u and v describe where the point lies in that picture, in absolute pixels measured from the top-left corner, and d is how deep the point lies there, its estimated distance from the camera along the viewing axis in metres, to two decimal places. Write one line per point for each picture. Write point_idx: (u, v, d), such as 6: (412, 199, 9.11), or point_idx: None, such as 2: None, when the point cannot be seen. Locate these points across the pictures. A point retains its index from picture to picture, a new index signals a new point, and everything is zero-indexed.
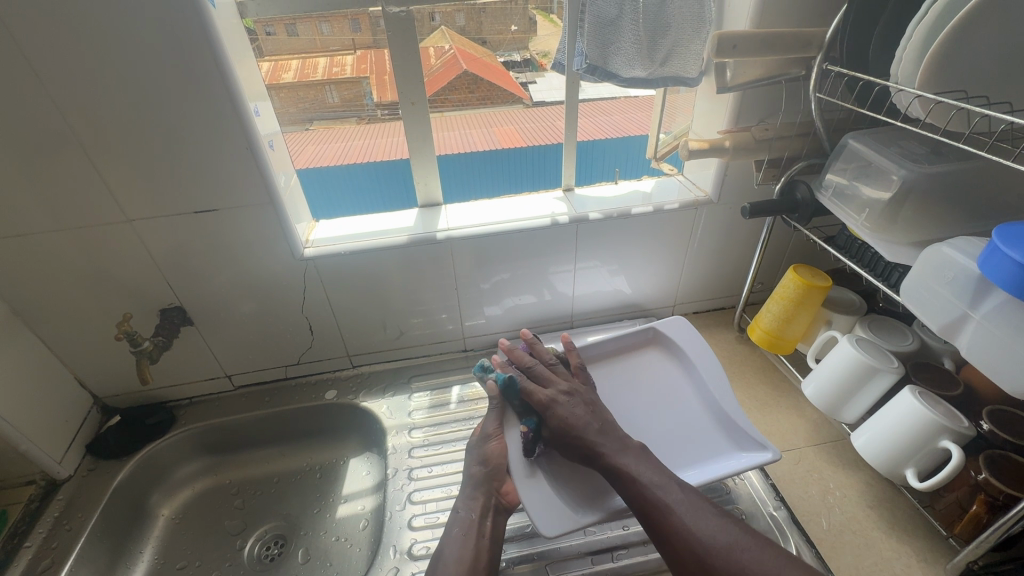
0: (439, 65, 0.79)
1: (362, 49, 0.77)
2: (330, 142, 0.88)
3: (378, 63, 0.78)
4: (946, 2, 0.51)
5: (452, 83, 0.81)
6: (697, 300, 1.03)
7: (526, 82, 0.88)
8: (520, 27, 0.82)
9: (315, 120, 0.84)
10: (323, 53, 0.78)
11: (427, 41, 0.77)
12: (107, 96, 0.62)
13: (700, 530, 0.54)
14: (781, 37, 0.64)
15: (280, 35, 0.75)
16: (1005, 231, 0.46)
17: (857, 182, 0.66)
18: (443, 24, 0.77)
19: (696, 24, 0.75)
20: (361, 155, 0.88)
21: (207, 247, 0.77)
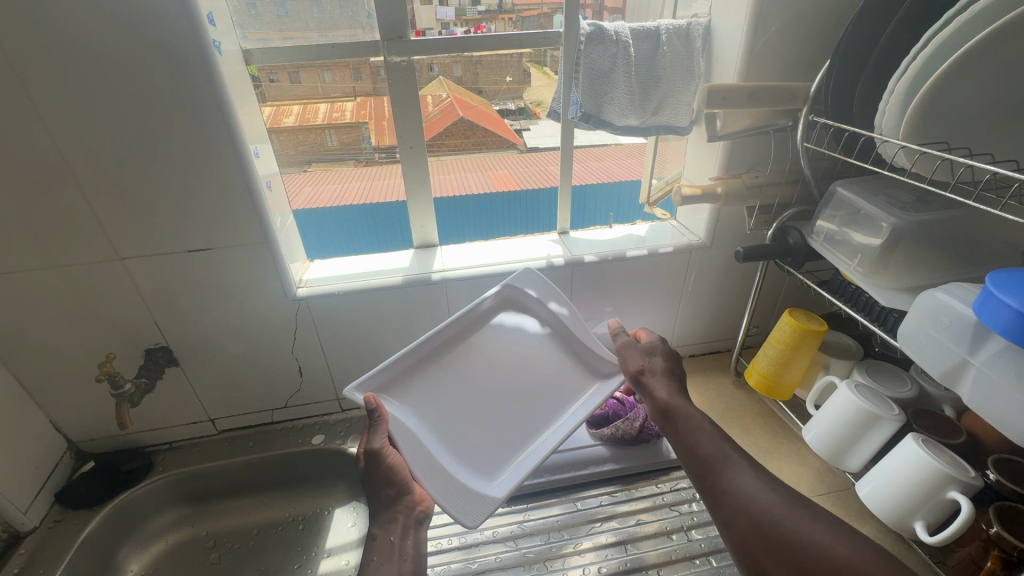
0: (437, 112, 0.82)
1: (362, 96, 0.79)
2: (328, 184, 0.89)
3: (378, 109, 0.80)
4: (923, 62, 0.54)
5: (449, 128, 0.85)
6: (694, 343, 1.02)
7: (520, 129, 0.90)
8: (514, 78, 0.83)
9: (314, 162, 0.86)
10: (324, 99, 0.79)
11: (425, 90, 0.79)
12: (108, 137, 0.63)
13: (756, 500, 0.51)
14: (767, 90, 0.66)
15: (283, 82, 0.76)
16: (998, 277, 0.46)
17: (847, 229, 0.68)
18: (441, 75, 0.79)
19: (685, 78, 0.78)
20: (358, 197, 0.89)
21: (196, 287, 0.76)
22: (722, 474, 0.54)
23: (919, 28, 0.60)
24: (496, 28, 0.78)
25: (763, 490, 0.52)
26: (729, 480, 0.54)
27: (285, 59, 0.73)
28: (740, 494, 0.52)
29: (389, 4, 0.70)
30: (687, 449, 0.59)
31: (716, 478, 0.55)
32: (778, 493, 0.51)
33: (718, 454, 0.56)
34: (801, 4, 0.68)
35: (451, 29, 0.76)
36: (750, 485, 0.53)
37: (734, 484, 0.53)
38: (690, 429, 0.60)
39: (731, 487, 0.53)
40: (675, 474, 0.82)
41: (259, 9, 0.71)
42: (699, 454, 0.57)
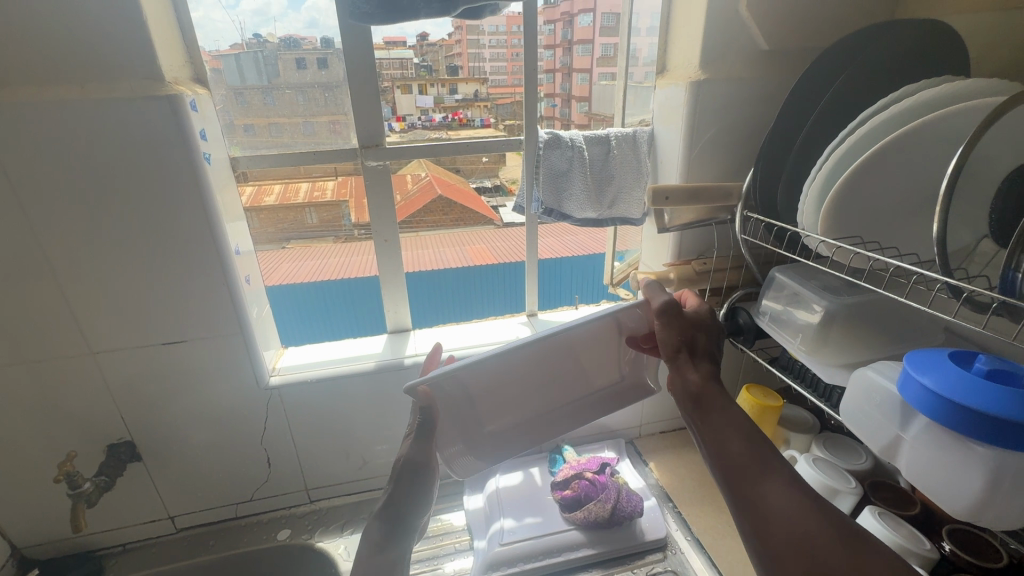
0: (416, 189, 0.89)
1: (344, 174, 0.83)
2: (309, 259, 0.99)
3: (357, 188, 0.84)
4: (826, 173, 0.62)
5: (427, 205, 0.93)
6: (663, 419, 1.04)
7: (496, 205, 0.98)
8: (491, 158, 0.89)
9: (293, 239, 0.93)
10: (305, 178, 0.83)
11: (404, 168, 0.85)
12: (93, 239, 0.66)
13: (787, 511, 0.42)
14: (705, 190, 0.75)
15: (266, 162, 0.79)
16: (915, 358, 0.52)
17: (790, 309, 0.74)
18: (422, 156, 0.83)
19: (635, 177, 0.87)
20: (339, 270, 1.01)
21: (168, 378, 0.76)
22: (755, 483, 0.45)
23: (826, 137, 0.68)
24: (473, 113, 0.87)
25: (806, 507, 0.42)
26: (766, 491, 0.44)
27: (269, 144, 0.79)
28: (778, 511, 0.42)
29: (369, 119, 0.78)
30: (719, 449, 0.48)
31: (748, 483, 0.45)
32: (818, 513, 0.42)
33: (754, 458, 0.46)
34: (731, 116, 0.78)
35: (430, 115, 0.84)
36: (788, 499, 0.43)
37: (771, 496, 0.43)
38: (724, 428, 0.49)
39: (766, 499, 0.43)
40: (650, 559, 0.80)
41: (247, 99, 0.77)
42: (734, 457, 0.47)
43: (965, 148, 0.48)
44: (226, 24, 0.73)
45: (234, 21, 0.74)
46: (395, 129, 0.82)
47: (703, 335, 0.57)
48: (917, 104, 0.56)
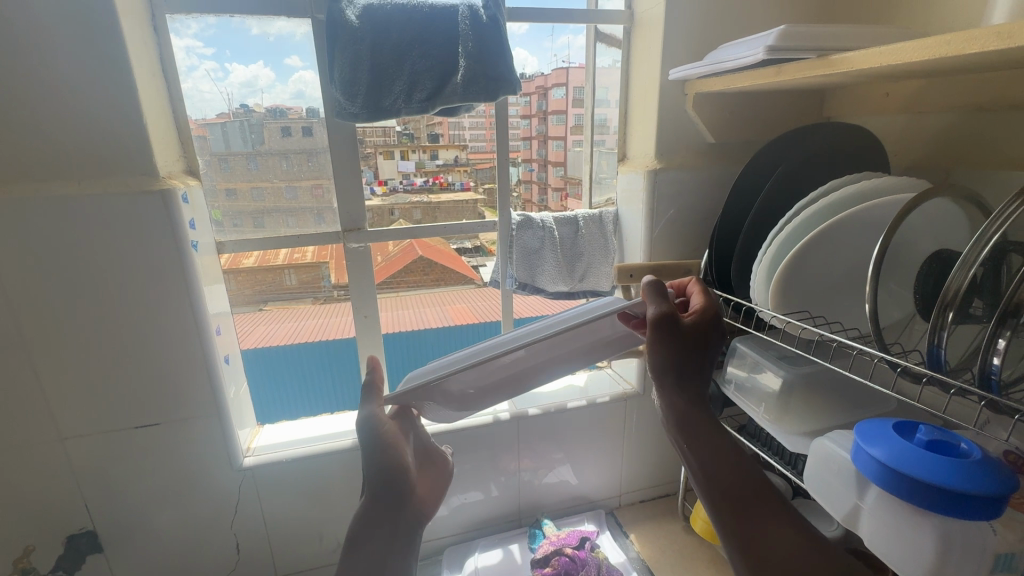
0: (396, 251, 0.91)
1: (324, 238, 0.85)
2: (283, 323, 1.00)
3: (337, 252, 0.86)
4: (768, 260, 0.67)
5: (407, 265, 0.95)
6: (642, 487, 1.05)
7: (476, 265, 0.98)
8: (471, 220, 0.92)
9: (270, 301, 0.90)
10: (286, 242, 0.83)
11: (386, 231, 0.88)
12: (73, 325, 0.67)
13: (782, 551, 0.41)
14: (666, 268, 0.80)
15: (247, 228, 0.82)
16: (865, 430, 0.55)
17: (753, 377, 0.77)
18: (401, 218, 0.89)
19: (603, 253, 0.94)
20: (317, 333, 1.04)
21: (137, 463, 0.75)
22: (749, 527, 0.43)
23: (771, 220, 0.74)
24: (453, 177, 0.90)
25: (801, 549, 0.41)
26: (762, 535, 0.42)
27: (249, 207, 0.81)
28: (775, 553, 0.41)
29: (352, 204, 0.82)
30: (712, 486, 0.45)
31: (746, 520, 0.43)
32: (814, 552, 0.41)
33: (750, 497, 0.44)
34: (687, 199, 0.86)
35: (411, 179, 0.89)
36: (786, 543, 0.42)
37: (768, 539, 0.42)
38: (716, 462, 0.46)
39: (762, 542, 0.42)
40: None
41: (230, 164, 0.79)
42: (727, 495, 0.44)
43: (884, 238, 0.55)
44: (214, 95, 0.76)
45: (223, 92, 0.76)
46: (377, 192, 0.86)
47: (701, 347, 0.49)
48: (842, 198, 0.63)
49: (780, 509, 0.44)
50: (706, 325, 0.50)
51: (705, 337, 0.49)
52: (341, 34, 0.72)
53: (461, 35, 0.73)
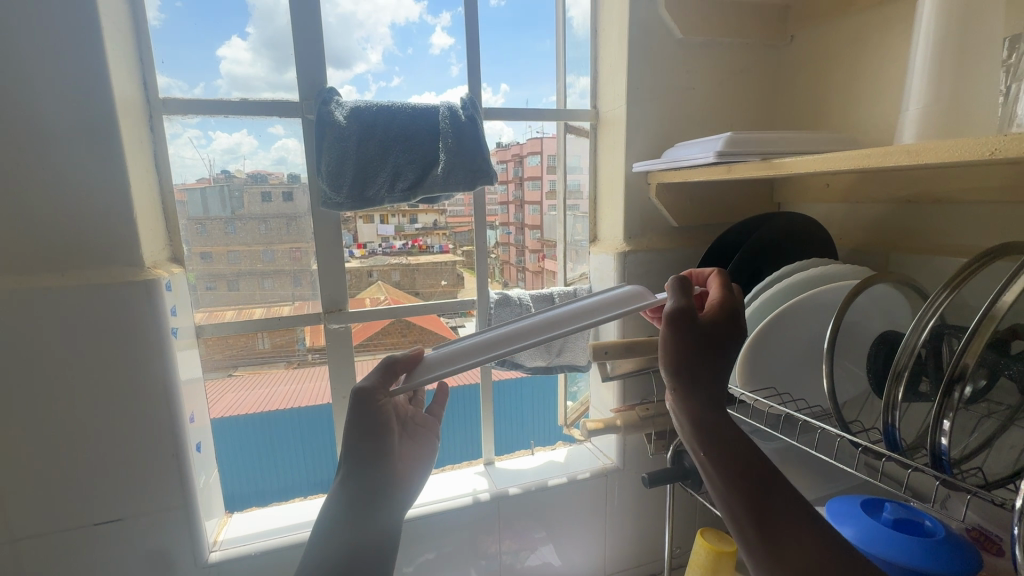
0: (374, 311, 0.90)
1: (301, 299, 0.86)
2: (252, 389, 0.87)
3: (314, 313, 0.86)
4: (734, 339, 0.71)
5: (385, 328, 0.91)
6: (626, 567, 1.02)
7: (456, 325, 0.96)
8: (449, 281, 0.94)
9: (240, 366, 0.86)
10: (261, 304, 0.84)
11: (364, 292, 0.89)
12: (38, 417, 0.64)
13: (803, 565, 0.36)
14: (638, 344, 0.84)
15: (220, 291, 0.83)
16: (835, 509, 0.57)
17: None
18: (379, 279, 0.90)
19: (579, 327, 0.95)
20: (287, 401, 0.88)
21: (93, 562, 0.70)
22: (767, 547, 0.37)
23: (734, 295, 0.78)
24: (432, 241, 0.92)
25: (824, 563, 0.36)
26: (781, 556, 0.37)
27: (225, 270, 0.82)
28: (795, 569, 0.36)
29: (335, 286, 0.85)
30: (727, 498, 0.39)
31: (761, 530, 0.38)
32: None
33: (771, 511, 0.38)
34: (655, 277, 0.91)
35: (390, 242, 0.90)
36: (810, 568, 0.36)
37: (785, 555, 0.37)
38: (732, 472, 0.39)
39: (778, 563, 0.37)
40: None
41: (208, 228, 0.80)
42: (743, 509, 0.39)
43: (835, 320, 0.60)
44: (196, 161, 0.78)
45: (205, 158, 0.79)
46: (355, 254, 0.88)
47: (716, 338, 0.41)
48: (796, 282, 0.69)
49: (806, 526, 0.37)
50: (721, 313, 0.42)
51: (722, 324, 0.42)
52: (328, 130, 0.76)
53: (443, 133, 0.80)
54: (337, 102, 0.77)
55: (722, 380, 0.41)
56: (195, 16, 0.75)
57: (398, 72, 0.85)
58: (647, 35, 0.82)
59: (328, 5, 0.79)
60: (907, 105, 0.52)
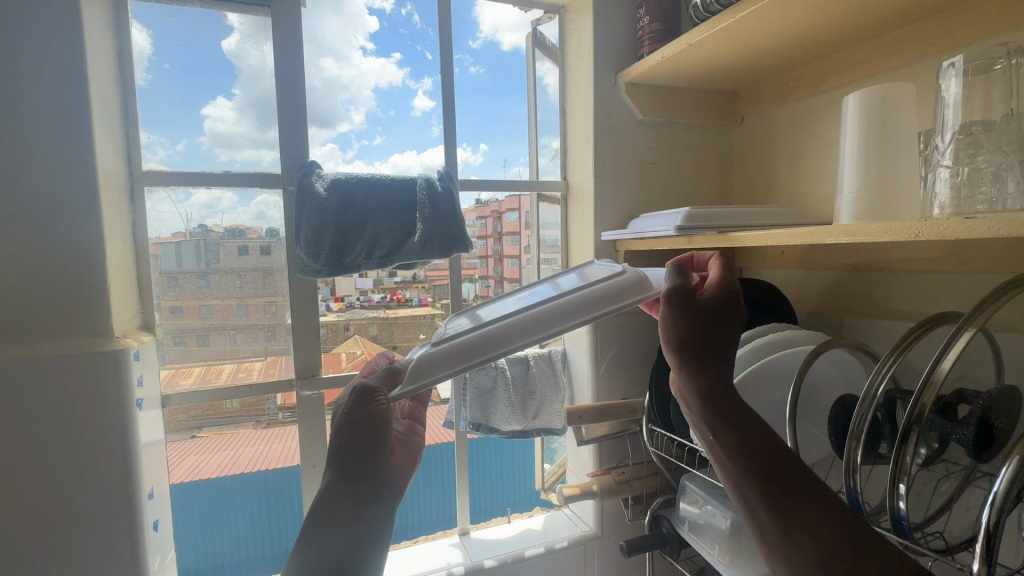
0: (350, 366, 0.90)
1: (274, 355, 0.86)
2: (217, 451, 0.85)
3: (287, 366, 0.86)
4: None
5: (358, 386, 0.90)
6: None
7: None
8: (427, 334, 0.95)
9: (205, 426, 0.83)
10: (231, 359, 0.83)
11: (339, 347, 0.89)
12: None
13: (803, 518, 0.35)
14: (612, 407, 0.85)
15: (189, 345, 0.82)
16: None
17: (707, 513, 0.73)
18: (356, 333, 0.90)
19: (554, 389, 0.97)
20: (253, 463, 0.86)
21: None
22: (776, 519, 0.36)
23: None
24: (410, 294, 0.93)
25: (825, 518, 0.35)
26: (790, 527, 0.35)
27: (194, 324, 0.82)
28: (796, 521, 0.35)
29: (309, 352, 0.85)
30: (735, 471, 0.39)
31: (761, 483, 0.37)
32: (861, 551, 0.33)
33: (783, 482, 0.37)
34: (626, 339, 0.93)
35: (368, 295, 0.90)
36: (819, 525, 0.35)
37: (784, 506, 0.36)
38: (739, 443, 0.39)
39: (789, 536, 0.35)
40: None
41: (180, 282, 0.81)
42: (752, 481, 0.38)
43: (796, 382, 0.62)
44: (172, 215, 0.80)
45: (182, 212, 0.80)
46: (332, 307, 0.88)
47: (715, 315, 0.45)
48: (755, 348, 0.72)
49: (821, 498, 0.36)
50: (716, 294, 0.46)
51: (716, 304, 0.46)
52: (308, 201, 0.79)
53: (419, 204, 0.83)
54: (317, 174, 0.80)
55: (722, 358, 0.44)
56: (182, 79, 0.78)
57: (380, 131, 0.88)
58: (610, 115, 0.89)
59: (315, 68, 0.84)
60: (843, 189, 0.57)
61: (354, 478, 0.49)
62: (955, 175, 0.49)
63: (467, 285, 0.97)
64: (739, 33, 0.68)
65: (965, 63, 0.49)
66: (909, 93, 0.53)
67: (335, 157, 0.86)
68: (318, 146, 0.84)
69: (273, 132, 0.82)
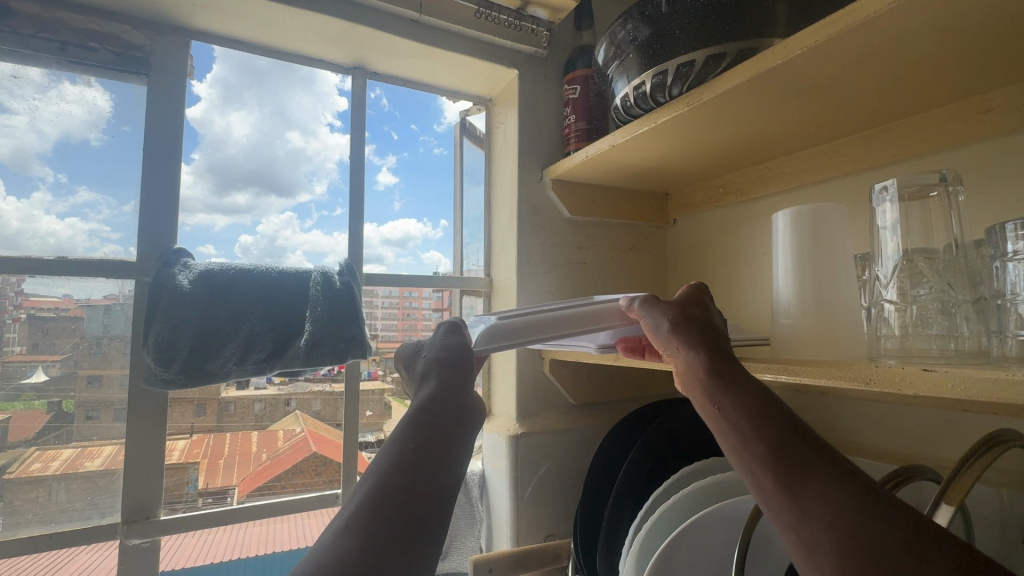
0: (286, 447, 0.78)
1: (201, 433, 0.72)
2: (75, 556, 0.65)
3: (217, 445, 0.73)
4: (636, 556, 0.59)
5: (298, 465, 0.79)
6: None
7: None
8: (376, 411, 0.86)
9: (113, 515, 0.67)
10: None
11: (278, 423, 0.78)
12: None
13: (811, 477, 0.29)
14: (531, 555, 0.69)
15: (103, 420, 0.67)
16: None
17: None
18: (297, 408, 0.80)
19: (469, 521, 0.83)
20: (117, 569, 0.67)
21: None
22: (779, 490, 0.29)
23: (642, 488, 0.69)
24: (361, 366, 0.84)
25: (838, 476, 0.28)
26: (799, 496, 0.29)
27: (114, 398, 0.67)
28: (807, 479, 0.29)
29: (141, 487, 0.67)
30: (731, 441, 0.33)
31: (764, 444, 0.31)
32: (882, 522, 0.26)
33: (792, 439, 0.31)
34: (561, 458, 0.81)
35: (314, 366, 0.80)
36: (830, 484, 0.28)
37: (795, 466, 0.30)
38: (732, 404, 0.34)
39: (798, 505, 0.28)
40: None
41: (104, 349, 0.68)
42: (755, 442, 0.32)
43: (745, 533, 0.50)
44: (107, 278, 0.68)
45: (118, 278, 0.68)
46: (272, 381, 0.78)
47: (701, 309, 0.44)
48: (705, 489, 0.60)
49: (838, 463, 0.29)
50: (692, 292, 0.47)
51: (697, 300, 0.46)
52: (165, 295, 0.64)
53: (312, 299, 0.71)
54: (183, 264, 0.67)
55: (719, 336, 0.41)
56: None
57: (342, 202, 0.82)
58: (535, 212, 0.83)
59: (279, 140, 0.80)
60: (777, 314, 0.50)
61: (445, 403, 0.39)
62: (902, 312, 0.43)
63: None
64: (658, 142, 0.66)
65: (898, 188, 0.44)
66: (841, 214, 0.48)
67: (292, 226, 0.80)
68: (276, 214, 0.79)
69: (237, 196, 0.77)
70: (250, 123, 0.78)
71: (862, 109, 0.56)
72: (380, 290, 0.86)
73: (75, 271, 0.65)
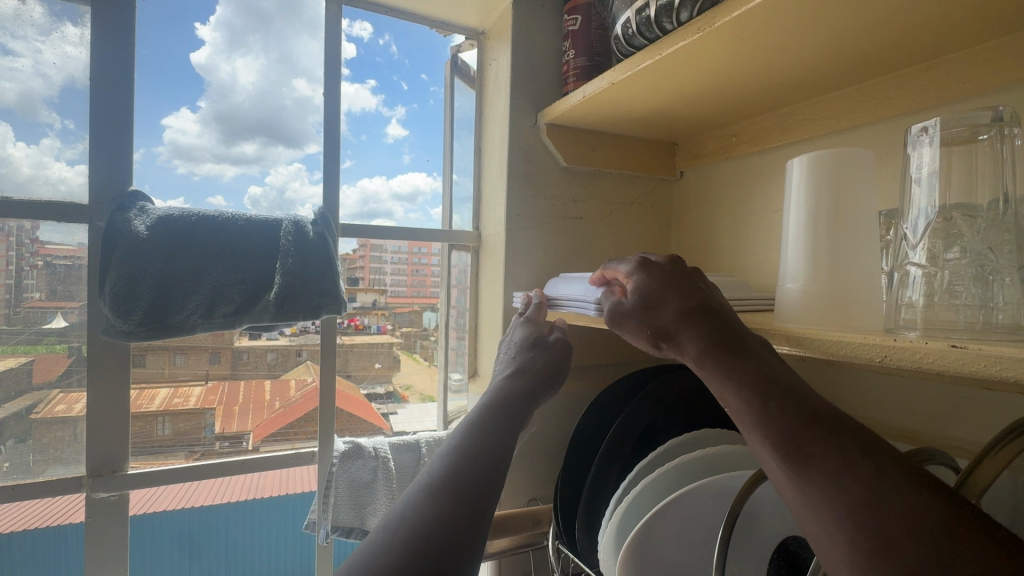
0: (298, 396, 0.78)
1: (216, 380, 0.73)
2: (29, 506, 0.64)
3: (231, 393, 0.74)
4: (614, 527, 0.55)
5: (311, 413, 0.79)
6: None
7: (387, 412, 0.84)
8: (384, 363, 0.84)
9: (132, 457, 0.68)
10: (168, 383, 0.69)
11: (290, 372, 0.78)
12: None
13: (815, 474, 0.28)
14: (511, 519, 0.67)
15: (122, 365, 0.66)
16: None
17: None
18: (308, 358, 0.79)
19: None
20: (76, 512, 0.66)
21: None
22: (797, 491, 0.29)
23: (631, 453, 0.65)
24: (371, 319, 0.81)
25: (842, 472, 0.28)
26: (811, 500, 0.28)
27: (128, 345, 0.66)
28: (813, 480, 0.28)
29: (101, 448, 0.64)
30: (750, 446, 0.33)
31: (769, 445, 0.31)
32: (898, 521, 0.25)
33: (791, 435, 0.30)
34: (552, 421, 0.78)
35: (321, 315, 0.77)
36: (834, 484, 0.28)
37: (799, 463, 0.29)
38: (743, 408, 0.33)
39: (812, 509, 0.28)
40: None
41: None
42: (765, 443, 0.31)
43: (730, 513, 0.44)
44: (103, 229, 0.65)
45: None
46: (286, 331, 0.77)
47: (683, 288, 0.42)
48: (693, 460, 0.56)
49: (840, 452, 0.28)
50: (667, 278, 0.43)
51: (674, 286, 0.42)
52: (120, 242, 0.59)
53: (282, 250, 0.66)
54: (139, 209, 0.62)
55: (709, 315, 0.39)
56: (161, 83, 0.68)
57: (349, 155, 0.77)
58: (528, 161, 0.76)
59: (286, 88, 0.75)
60: (785, 279, 0.45)
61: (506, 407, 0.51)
62: (930, 278, 0.37)
63: (429, 313, 0.88)
64: (661, 82, 0.59)
65: (940, 129, 0.37)
66: (868, 163, 0.41)
67: (301, 177, 0.75)
68: (284, 164, 0.74)
69: (246, 146, 0.72)
70: (257, 70, 0.73)
71: (902, 43, 0.48)
72: (389, 245, 0.82)
73: (69, 217, 0.62)
